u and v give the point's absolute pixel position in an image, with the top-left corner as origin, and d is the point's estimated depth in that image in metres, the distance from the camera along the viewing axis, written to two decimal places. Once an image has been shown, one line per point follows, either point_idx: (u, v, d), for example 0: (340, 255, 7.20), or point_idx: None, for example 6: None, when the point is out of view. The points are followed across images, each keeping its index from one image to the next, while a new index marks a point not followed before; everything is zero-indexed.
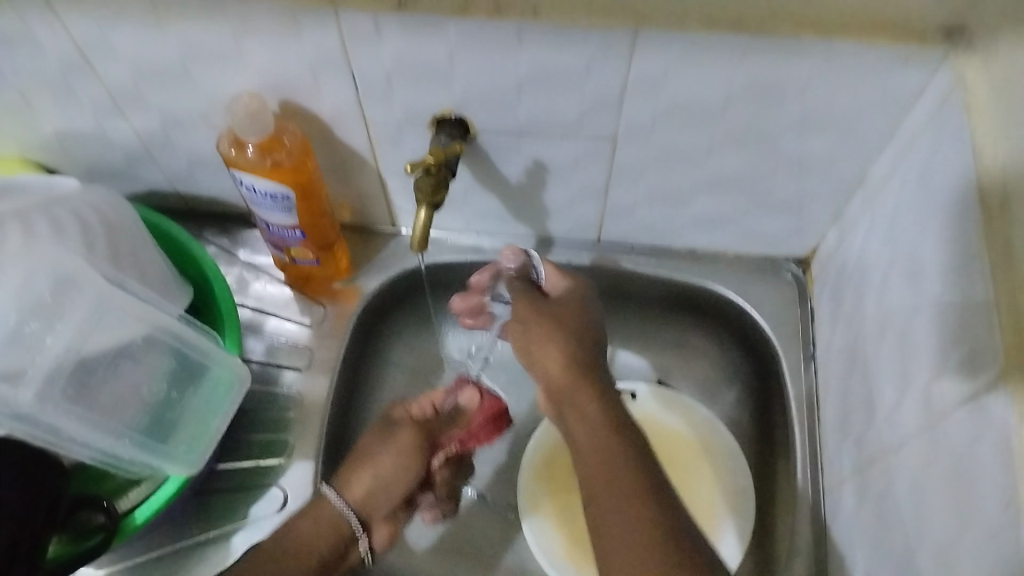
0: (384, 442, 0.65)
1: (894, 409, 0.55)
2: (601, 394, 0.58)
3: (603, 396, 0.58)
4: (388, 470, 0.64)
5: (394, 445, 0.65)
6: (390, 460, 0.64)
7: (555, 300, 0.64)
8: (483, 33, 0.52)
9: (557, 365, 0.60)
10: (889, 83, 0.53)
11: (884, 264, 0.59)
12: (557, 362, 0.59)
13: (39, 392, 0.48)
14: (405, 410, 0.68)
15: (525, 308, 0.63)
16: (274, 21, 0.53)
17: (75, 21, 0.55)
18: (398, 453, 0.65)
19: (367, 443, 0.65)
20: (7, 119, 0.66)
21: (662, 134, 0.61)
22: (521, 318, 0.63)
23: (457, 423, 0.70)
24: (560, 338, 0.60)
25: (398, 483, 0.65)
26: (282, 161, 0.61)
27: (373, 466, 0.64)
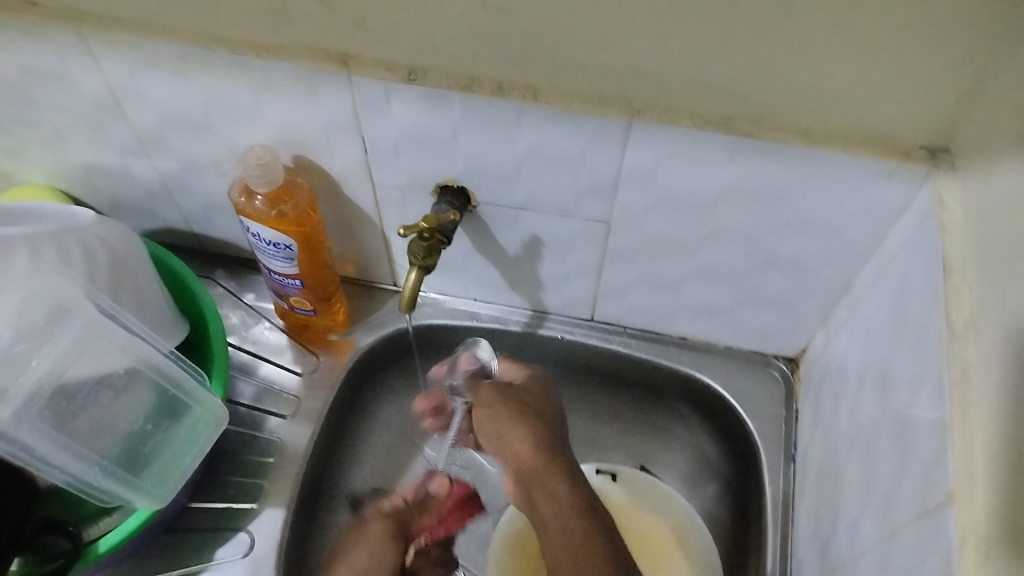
0: (354, 539, 0.67)
1: (857, 518, 0.55)
2: (571, 477, 0.62)
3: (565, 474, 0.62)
4: (362, 562, 0.65)
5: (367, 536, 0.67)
6: (362, 554, 0.66)
7: (516, 387, 0.67)
8: (486, 113, 0.55)
9: (529, 448, 0.62)
10: (874, 195, 0.55)
11: (862, 372, 0.59)
12: (528, 443, 0.63)
13: (16, 411, 0.49)
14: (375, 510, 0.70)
15: (489, 392, 0.66)
16: (292, 82, 0.56)
17: (110, 65, 0.59)
18: (376, 545, 0.66)
19: (340, 549, 0.67)
20: (40, 148, 0.71)
21: (654, 223, 0.63)
22: (487, 403, 0.66)
23: (427, 512, 0.72)
24: (532, 425, 0.64)
25: (379, 562, 0.65)
26: (287, 213, 0.64)
27: (350, 557, 0.65)
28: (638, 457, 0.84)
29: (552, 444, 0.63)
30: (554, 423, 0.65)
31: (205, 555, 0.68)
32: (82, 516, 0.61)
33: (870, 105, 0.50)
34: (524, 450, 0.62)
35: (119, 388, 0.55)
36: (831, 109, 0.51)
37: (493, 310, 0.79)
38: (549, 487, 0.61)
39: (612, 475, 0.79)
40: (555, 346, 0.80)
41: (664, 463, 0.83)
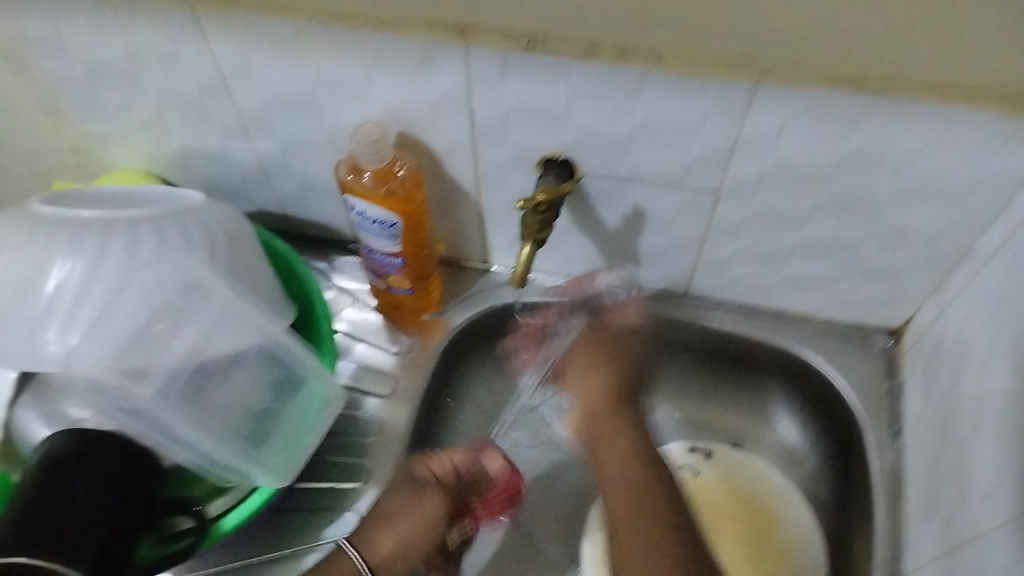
0: (408, 505, 0.63)
1: (989, 487, 0.54)
2: (637, 437, 0.63)
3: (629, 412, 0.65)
4: (406, 537, 0.62)
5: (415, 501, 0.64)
6: (408, 529, 0.63)
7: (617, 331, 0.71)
8: (604, 81, 0.54)
9: (597, 394, 0.67)
10: (1005, 155, 0.54)
11: (988, 339, 0.58)
12: (593, 391, 0.67)
13: (158, 390, 0.51)
14: (427, 467, 0.66)
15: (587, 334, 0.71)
16: (405, 56, 0.56)
17: (220, 44, 0.59)
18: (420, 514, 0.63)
19: (387, 505, 0.63)
20: (139, 134, 0.71)
21: (765, 192, 0.62)
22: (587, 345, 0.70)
23: (478, 490, 0.69)
24: (607, 374, 0.68)
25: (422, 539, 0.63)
26: (394, 190, 0.64)
27: (397, 525, 0.62)
28: (734, 433, 0.82)
29: (620, 386, 0.67)
30: (631, 386, 0.68)
31: (313, 534, 0.67)
32: (206, 492, 0.61)
33: (1007, 63, 0.49)
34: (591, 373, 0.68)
35: (251, 366, 0.56)
36: (971, 66, 0.49)
37: None
38: (614, 443, 0.63)
39: (706, 453, 0.79)
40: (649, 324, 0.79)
41: (761, 439, 0.81)
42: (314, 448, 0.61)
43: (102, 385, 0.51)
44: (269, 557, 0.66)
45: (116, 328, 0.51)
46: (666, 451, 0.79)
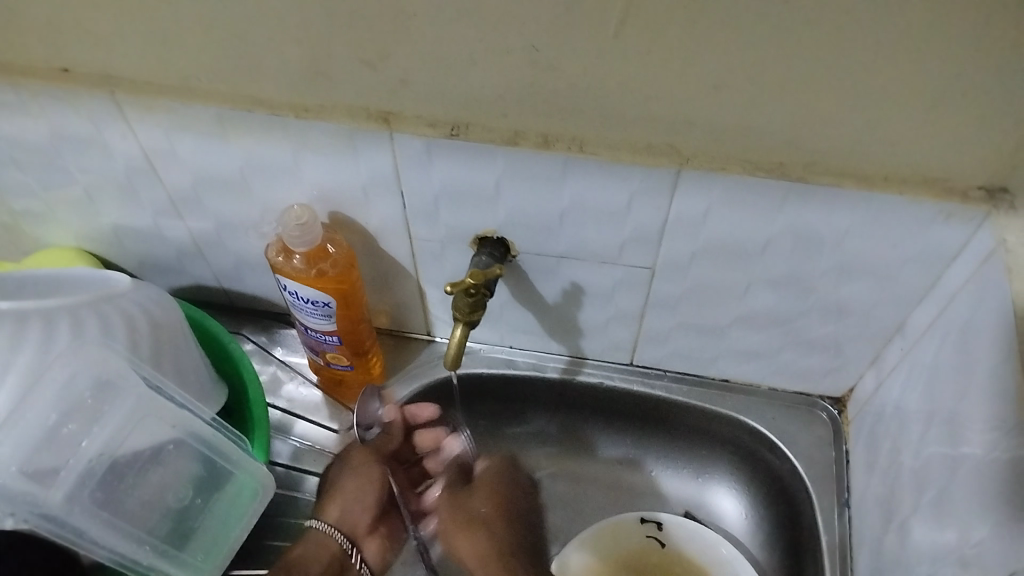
0: (352, 480, 0.71)
1: (931, 570, 0.53)
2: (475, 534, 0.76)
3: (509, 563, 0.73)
4: (349, 492, 0.71)
5: (365, 469, 0.72)
6: (351, 484, 0.71)
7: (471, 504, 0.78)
8: (530, 165, 0.54)
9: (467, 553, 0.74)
10: (931, 237, 0.54)
11: (922, 416, 0.57)
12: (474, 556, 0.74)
13: (68, 494, 0.49)
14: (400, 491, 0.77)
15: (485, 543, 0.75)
16: (332, 142, 0.56)
17: (144, 129, 0.58)
18: (370, 470, 0.73)
19: (347, 487, 0.71)
20: (68, 212, 0.69)
21: (700, 270, 0.62)
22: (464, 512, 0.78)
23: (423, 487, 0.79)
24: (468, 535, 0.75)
25: (367, 493, 0.72)
26: (326, 271, 0.63)
27: (345, 489, 0.71)
28: (684, 501, 0.81)
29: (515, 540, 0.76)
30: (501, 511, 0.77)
31: None
32: None
33: (921, 151, 0.49)
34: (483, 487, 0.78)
35: (175, 463, 0.55)
36: (885, 152, 0.50)
37: (529, 357, 0.78)
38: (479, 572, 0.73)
39: (658, 523, 0.77)
40: (597, 391, 0.78)
41: (712, 512, 0.80)
42: (241, 541, 0.61)
43: (6, 491, 0.47)
44: None
45: (21, 430, 0.48)
46: (615, 524, 0.77)
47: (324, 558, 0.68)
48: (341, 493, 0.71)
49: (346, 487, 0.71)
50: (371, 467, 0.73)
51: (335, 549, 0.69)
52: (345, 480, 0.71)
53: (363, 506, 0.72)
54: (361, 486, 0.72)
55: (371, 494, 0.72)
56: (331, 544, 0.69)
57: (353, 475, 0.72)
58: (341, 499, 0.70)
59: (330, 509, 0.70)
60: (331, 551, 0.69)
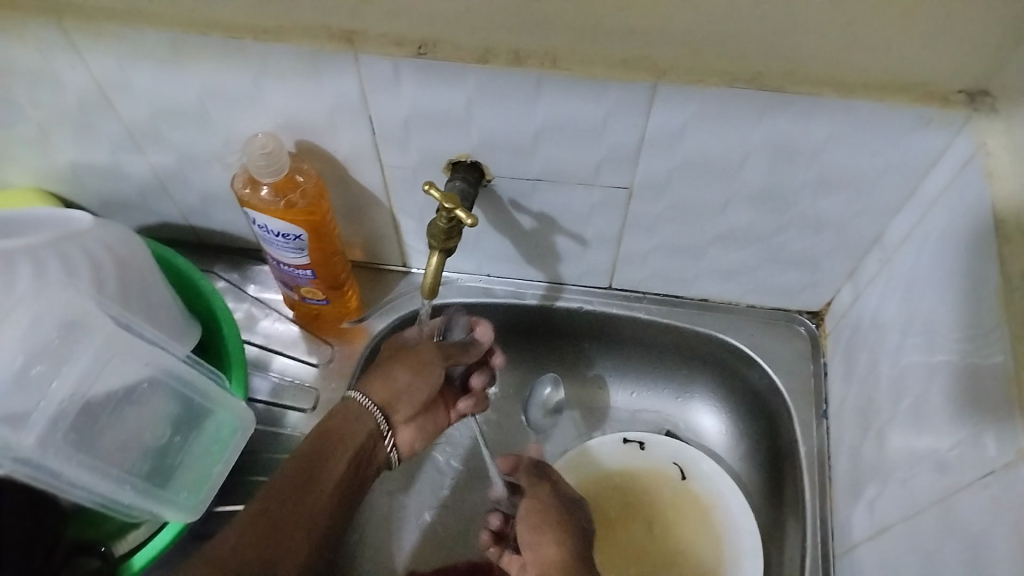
0: (402, 361, 0.68)
1: (908, 474, 0.54)
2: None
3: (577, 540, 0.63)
4: (403, 379, 0.67)
5: (424, 363, 0.68)
6: (402, 372, 0.67)
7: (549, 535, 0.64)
8: (502, 84, 0.52)
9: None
10: (909, 145, 0.54)
11: (900, 325, 0.58)
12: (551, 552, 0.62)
13: (39, 437, 0.48)
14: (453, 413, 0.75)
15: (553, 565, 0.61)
16: (293, 66, 0.53)
17: (95, 58, 0.55)
18: (424, 362, 0.68)
19: (393, 365, 0.68)
20: (22, 150, 0.66)
21: (677, 189, 0.61)
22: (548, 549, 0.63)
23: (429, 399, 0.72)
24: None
25: (417, 386, 0.68)
26: (296, 203, 0.61)
27: (395, 372, 0.67)
28: (665, 421, 0.83)
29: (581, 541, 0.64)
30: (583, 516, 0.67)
31: None
32: (109, 532, 0.59)
33: (900, 56, 0.48)
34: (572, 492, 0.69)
35: (149, 401, 0.55)
36: (865, 61, 0.49)
37: (507, 285, 0.78)
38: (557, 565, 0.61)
39: (641, 443, 0.79)
40: (577, 317, 0.78)
41: (692, 429, 0.82)
42: (224, 476, 0.60)
43: None
44: None
45: None
46: (599, 443, 0.79)
47: (357, 436, 0.64)
48: (392, 380, 0.67)
49: (400, 373, 0.67)
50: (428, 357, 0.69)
51: (373, 427, 0.65)
52: (401, 368, 0.67)
53: (408, 389, 0.67)
54: (412, 373, 0.68)
55: (420, 381, 0.68)
56: (368, 426, 0.64)
57: (412, 363, 0.68)
58: (392, 384, 0.67)
59: (376, 389, 0.66)
60: (366, 432, 0.64)
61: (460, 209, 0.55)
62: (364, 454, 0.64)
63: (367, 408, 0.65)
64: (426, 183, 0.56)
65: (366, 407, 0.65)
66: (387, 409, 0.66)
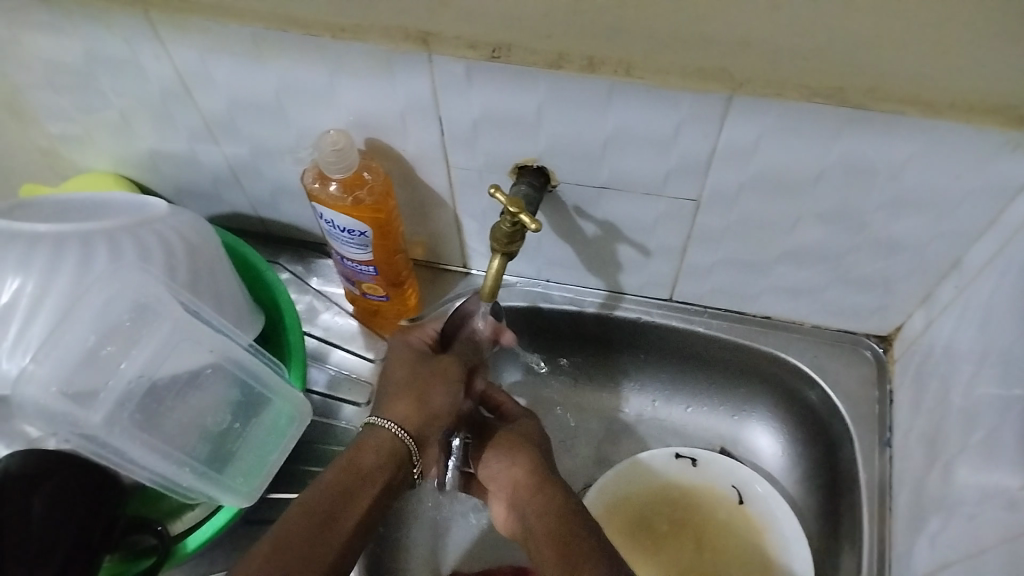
0: (432, 379, 0.63)
1: (975, 512, 0.52)
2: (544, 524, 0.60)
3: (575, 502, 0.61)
4: (434, 399, 0.62)
5: (438, 373, 0.63)
6: (435, 392, 0.62)
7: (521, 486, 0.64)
8: (574, 89, 0.52)
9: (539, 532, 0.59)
10: (996, 169, 0.51)
11: (975, 356, 0.56)
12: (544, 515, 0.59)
13: (107, 415, 0.49)
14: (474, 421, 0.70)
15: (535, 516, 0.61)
16: (367, 64, 0.54)
17: (178, 49, 0.56)
18: (450, 377, 0.63)
19: (419, 379, 0.63)
20: (105, 136, 0.68)
21: (747, 203, 0.60)
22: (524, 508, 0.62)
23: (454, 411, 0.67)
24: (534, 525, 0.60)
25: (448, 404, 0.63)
26: (362, 199, 0.62)
27: (428, 391, 0.62)
28: (720, 438, 0.81)
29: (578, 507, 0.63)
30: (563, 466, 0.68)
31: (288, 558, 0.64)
32: (166, 511, 0.61)
33: (992, 77, 0.46)
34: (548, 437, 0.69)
35: (211, 387, 0.56)
36: (954, 79, 0.47)
37: (566, 291, 0.77)
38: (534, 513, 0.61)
39: (693, 459, 0.78)
40: (634, 327, 0.77)
41: (748, 449, 0.80)
42: (278, 465, 0.61)
43: (49, 411, 0.48)
44: None
45: (64, 349, 0.49)
46: (651, 457, 0.78)
47: (388, 466, 0.59)
48: (426, 401, 0.61)
49: (433, 395, 0.62)
50: (450, 369, 0.64)
51: (404, 453, 0.60)
52: (434, 390, 0.62)
53: (440, 409, 0.62)
54: (427, 390, 0.62)
55: (451, 398, 0.63)
56: (401, 452, 0.60)
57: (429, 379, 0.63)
58: (426, 406, 0.61)
59: (398, 411, 0.60)
60: (398, 455, 0.59)
61: (524, 214, 0.54)
62: (397, 480, 0.59)
63: (394, 434, 0.60)
64: (491, 186, 0.56)
65: (394, 429, 0.60)
66: (419, 433, 0.61)
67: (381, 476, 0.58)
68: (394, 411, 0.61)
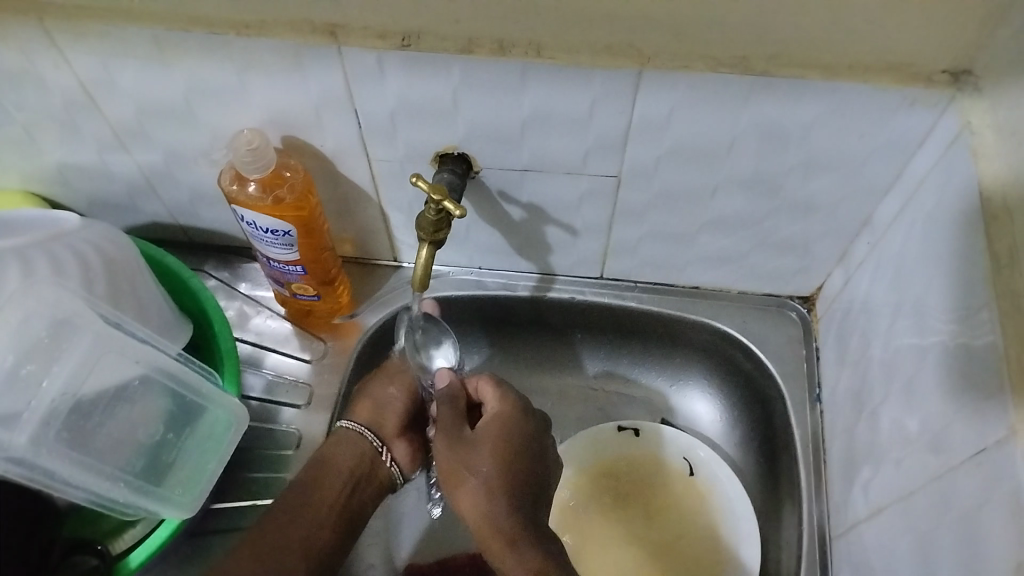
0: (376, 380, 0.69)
1: (902, 456, 0.54)
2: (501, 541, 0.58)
3: (511, 471, 0.60)
4: (381, 394, 0.68)
5: (395, 373, 0.69)
6: (378, 386, 0.69)
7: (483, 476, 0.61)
8: (488, 73, 0.52)
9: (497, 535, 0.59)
10: (895, 127, 0.54)
11: (890, 308, 0.58)
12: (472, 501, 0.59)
13: (32, 437, 0.48)
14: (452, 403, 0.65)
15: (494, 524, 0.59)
16: (277, 60, 0.53)
17: (78, 57, 0.55)
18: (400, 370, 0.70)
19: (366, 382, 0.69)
20: (8, 152, 0.66)
21: (666, 175, 0.61)
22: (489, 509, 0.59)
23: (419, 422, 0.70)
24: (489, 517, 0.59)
25: (397, 393, 0.69)
26: (283, 198, 0.61)
27: (372, 390, 0.69)
28: (659, 410, 0.83)
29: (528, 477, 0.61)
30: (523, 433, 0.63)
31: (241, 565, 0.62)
32: (106, 531, 0.59)
33: (884, 37, 0.49)
34: (493, 410, 0.64)
35: (141, 399, 0.55)
36: (850, 42, 0.49)
37: (499, 277, 0.77)
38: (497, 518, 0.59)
39: (636, 430, 0.79)
40: (568, 307, 0.78)
41: (687, 417, 0.82)
42: (219, 474, 0.60)
43: None
44: None
45: None
46: (597, 432, 0.79)
47: (351, 461, 0.65)
48: (372, 397, 0.68)
49: (375, 390, 0.68)
50: (399, 369, 0.70)
51: (368, 448, 0.67)
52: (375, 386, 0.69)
53: (389, 401, 0.68)
54: (391, 389, 0.69)
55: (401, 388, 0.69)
56: (362, 446, 0.66)
57: (380, 380, 0.69)
58: (373, 402, 0.68)
59: (358, 413, 0.68)
60: (361, 454, 0.66)
61: (449, 201, 0.54)
62: (364, 472, 0.66)
63: (355, 433, 0.67)
64: (413, 175, 0.56)
65: (356, 429, 0.67)
66: (377, 428, 0.68)
67: (343, 470, 0.65)
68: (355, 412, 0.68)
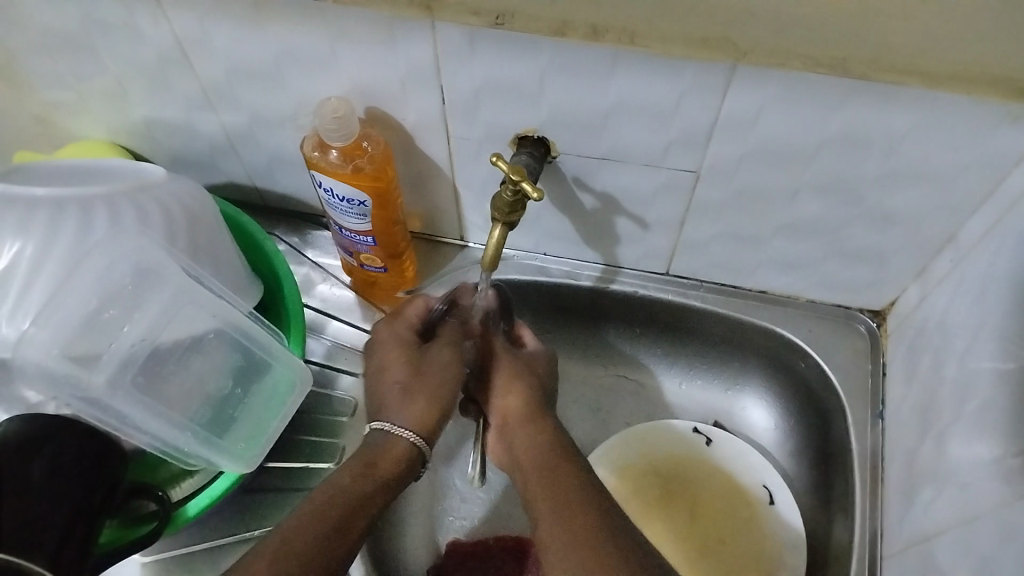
0: (413, 376, 0.62)
1: (967, 481, 0.52)
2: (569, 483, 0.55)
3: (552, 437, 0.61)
4: (425, 403, 0.61)
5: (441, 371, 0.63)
6: (424, 397, 0.61)
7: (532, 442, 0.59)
8: (578, 56, 0.52)
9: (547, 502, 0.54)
10: (993, 142, 0.52)
11: (968, 328, 0.56)
12: (525, 438, 0.60)
13: (109, 378, 0.50)
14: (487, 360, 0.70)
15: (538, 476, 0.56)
16: (369, 30, 0.53)
17: (177, 14, 0.56)
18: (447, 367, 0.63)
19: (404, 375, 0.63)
20: (100, 102, 0.68)
21: (748, 173, 0.60)
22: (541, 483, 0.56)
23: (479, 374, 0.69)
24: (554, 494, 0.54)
25: (441, 395, 0.62)
26: (363, 167, 0.62)
27: (419, 388, 0.62)
28: (713, 411, 0.82)
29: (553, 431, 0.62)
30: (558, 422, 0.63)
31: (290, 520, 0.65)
32: (164, 478, 0.61)
33: None
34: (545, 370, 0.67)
35: (212, 352, 0.56)
36: (956, 50, 0.47)
37: (564, 264, 0.77)
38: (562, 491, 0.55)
39: (709, 439, 0.78)
40: (631, 300, 0.78)
41: (741, 422, 0.81)
42: (280, 432, 0.61)
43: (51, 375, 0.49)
44: (243, 537, 0.65)
45: (65, 314, 0.50)
46: (663, 429, 0.79)
47: (396, 468, 0.58)
48: (427, 404, 0.61)
49: (425, 396, 0.61)
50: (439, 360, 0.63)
51: (410, 454, 0.59)
52: (422, 389, 0.62)
53: (437, 413, 0.61)
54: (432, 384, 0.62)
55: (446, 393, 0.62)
56: (405, 451, 0.59)
57: (423, 381, 0.62)
58: (425, 408, 0.61)
59: (405, 410, 0.60)
60: (403, 458, 0.59)
61: (527, 182, 0.54)
62: (404, 476, 0.58)
63: (406, 439, 0.59)
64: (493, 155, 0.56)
65: (405, 433, 0.59)
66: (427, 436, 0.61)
67: (385, 480, 0.56)
68: (406, 414, 0.60)
